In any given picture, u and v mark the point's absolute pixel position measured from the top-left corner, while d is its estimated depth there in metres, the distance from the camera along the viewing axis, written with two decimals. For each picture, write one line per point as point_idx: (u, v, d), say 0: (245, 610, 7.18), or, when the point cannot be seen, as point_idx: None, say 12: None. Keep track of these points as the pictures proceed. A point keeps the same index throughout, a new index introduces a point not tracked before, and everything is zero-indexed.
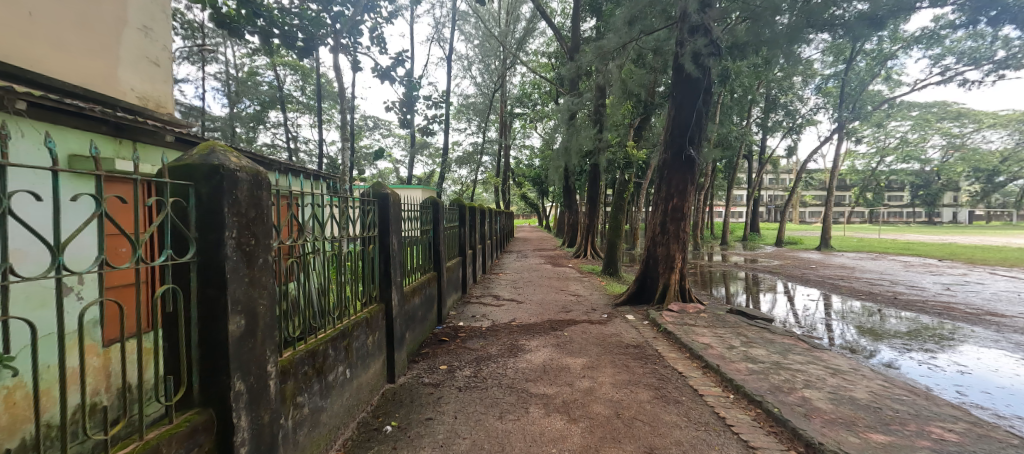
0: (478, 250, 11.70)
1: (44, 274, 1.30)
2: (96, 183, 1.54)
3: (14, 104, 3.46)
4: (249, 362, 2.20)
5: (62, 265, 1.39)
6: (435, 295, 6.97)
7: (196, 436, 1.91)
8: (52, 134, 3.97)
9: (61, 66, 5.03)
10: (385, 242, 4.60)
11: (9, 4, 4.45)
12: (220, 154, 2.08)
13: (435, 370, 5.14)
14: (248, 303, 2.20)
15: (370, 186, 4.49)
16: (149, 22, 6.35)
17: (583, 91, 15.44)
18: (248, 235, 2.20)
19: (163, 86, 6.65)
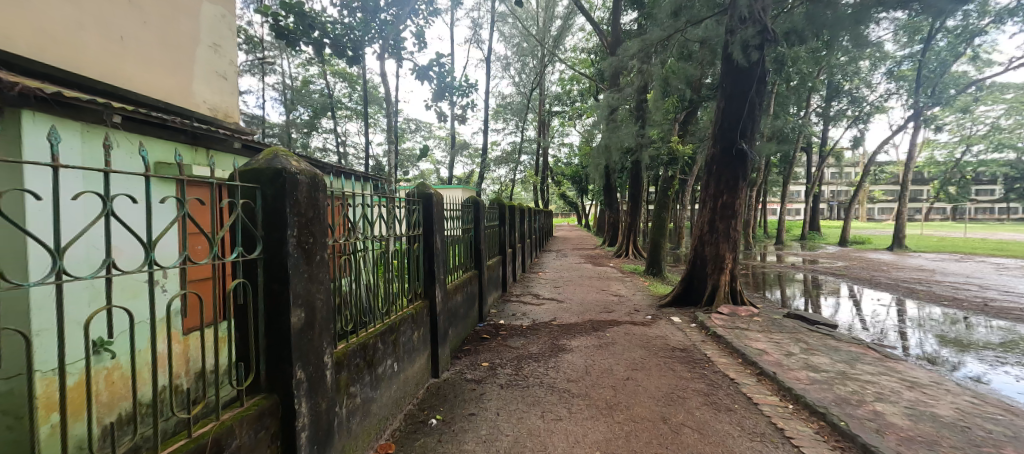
0: (518, 249, 11.76)
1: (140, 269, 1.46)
2: (180, 187, 1.70)
3: (110, 117, 3.87)
4: (309, 352, 2.34)
5: (154, 260, 1.56)
6: (476, 293, 7.08)
7: (262, 420, 2.06)
8: (145, 144, 4.44)
9: (146, 83, 5.61)
10: (429, 241, 4.74)
11: (106, 29, 5.00)
12: (282, 158, 2.24)
13: (477, 366, 5.23)
14: (308, 297, 2.35)
15: (415, 186, 4.64)
16: (218, 39, 6.93)
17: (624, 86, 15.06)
18: (307, 234, 2.35)
19: (230, 98, 7.25)
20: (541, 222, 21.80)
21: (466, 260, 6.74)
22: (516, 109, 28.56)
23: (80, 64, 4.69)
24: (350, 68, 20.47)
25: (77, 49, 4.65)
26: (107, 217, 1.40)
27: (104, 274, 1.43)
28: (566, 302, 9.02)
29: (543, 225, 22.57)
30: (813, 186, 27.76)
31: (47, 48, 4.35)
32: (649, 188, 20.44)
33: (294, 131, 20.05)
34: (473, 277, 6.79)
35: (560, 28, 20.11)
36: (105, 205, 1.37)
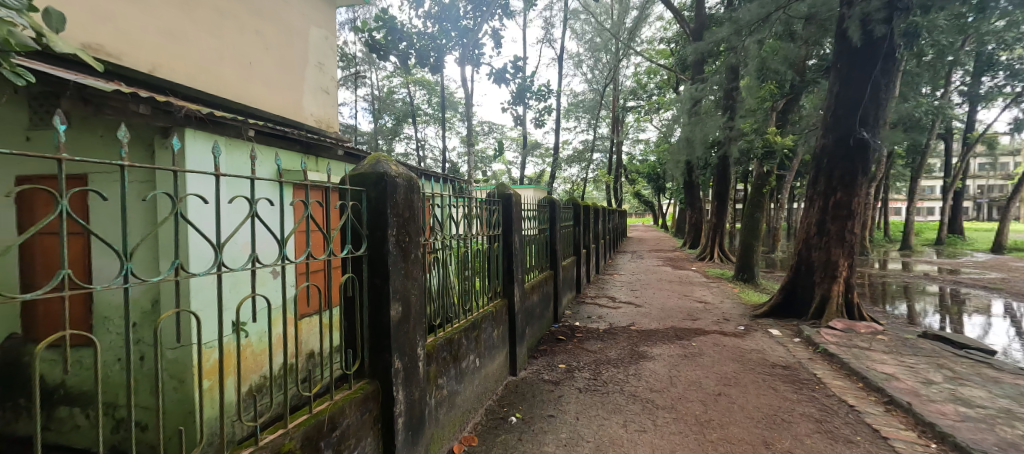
0: (592, 250, 11.48)
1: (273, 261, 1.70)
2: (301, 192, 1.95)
3: (245, 133, 4.41)
4: (405, 343, 2.52)
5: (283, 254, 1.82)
6: (551, 294, 7.04)
7: (367, 403, 2.26)
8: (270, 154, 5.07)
9: (268, 101, 6.48)
10: (508, 241, 4.82)
11: (238, 56, 5.87)
12: (384, 163, 2.44)
13: (554, 368, 5.20)
14: (404, 292, 2.54)
15: (495, 187, 4.74)
16: (322, 58, 7.76)
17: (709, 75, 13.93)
18: (404, 234, 2.53)
19: (332, 110, 8.08)
20: (616, 223, 21.05)
21: (541, 260, 6.73)
22: (589, 106, 27.94)
23: (218, 89, 5.57)
24: (429, 76, 21.66)
25: (216, 76, 5.53)
26: (251, 219, 1.67)
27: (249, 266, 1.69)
28: (645, 306, 8.60)
29: (618, 225, 21.81)
30: (952, 180, 23.18)
31: (194, 78, 5.23)
32: (738, 186, 18.71)
33: (381, 138, 21.74)
34: (548, 277, 6.76)
35: (636, 20, 19.21)
36: (251, 207, 1.62)
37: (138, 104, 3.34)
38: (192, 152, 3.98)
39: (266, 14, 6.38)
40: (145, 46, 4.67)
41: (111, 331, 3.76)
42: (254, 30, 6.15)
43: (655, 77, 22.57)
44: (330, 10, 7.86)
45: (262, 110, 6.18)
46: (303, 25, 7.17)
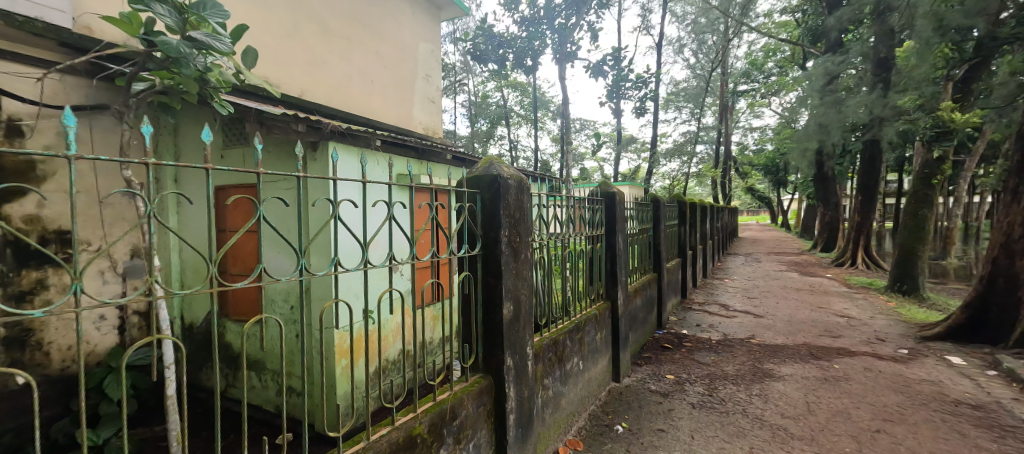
0: (699, 251, 10.49)
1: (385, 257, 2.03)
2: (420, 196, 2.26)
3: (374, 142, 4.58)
4: (516, 342, 2.58)
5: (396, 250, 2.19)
6: (655, 298, 6.57)
7: (481, 397, 2.37)
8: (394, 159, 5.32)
9: (386, 113, 7.16)
10: (612, 241, 4.61)
11: (362, 75, 6.61)
12: (496, 165, 2.54)
13: (662, 378, 4.83)
14: (515, 291, 2.60)
15: (598, 185, 4.58)
16: (429, 70, 8.27)
17: (850, 46, 11.72)
18: (515, 234, 2.60)
19: (438, 117, 8.56)
20: (726, 221, 18.89)
21: (644, 261, 6.29)
22: (694, 94, 25.65)
23: (343, 105, 6.28)
24: (523, 77, 21.92)
25: (341, 95, 6.24)
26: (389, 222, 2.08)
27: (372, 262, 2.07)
28: (767, 317, 7.55)
29: (728, 224, 19.64)
30: None
31: (325, 99, 5.97)
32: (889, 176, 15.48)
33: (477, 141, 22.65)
34: (652, 280, 6.32)
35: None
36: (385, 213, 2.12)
37: (298, 122, 3.85)
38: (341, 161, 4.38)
39: (383, 35, 7.00)
40: (290, 74, 5.46)
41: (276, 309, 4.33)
42: (373, 50, 6.80)
43: (775, 54, 19.79)
44: (436, 24, 8.32)
45: (380, 121, 6.86)
46: (413, 41, 7.71)
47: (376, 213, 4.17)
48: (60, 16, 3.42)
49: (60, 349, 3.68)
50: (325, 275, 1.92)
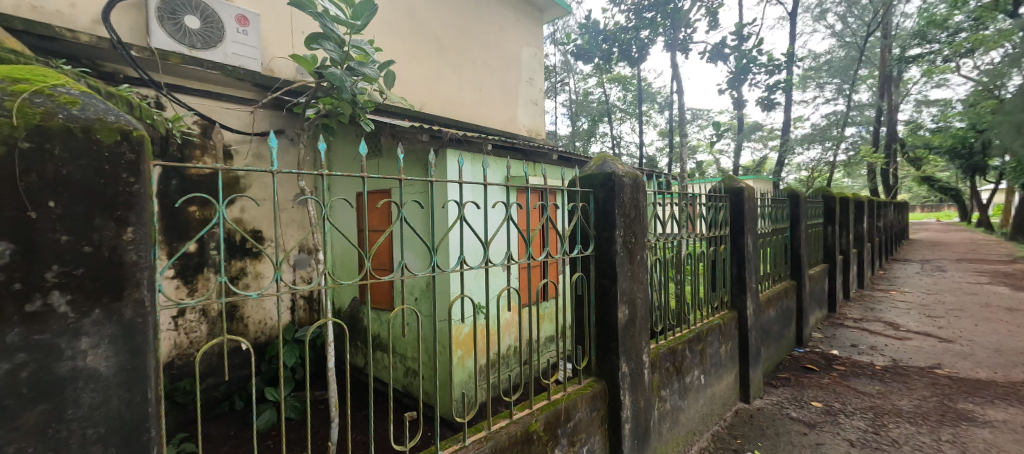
0: (854, 257, 8.73)
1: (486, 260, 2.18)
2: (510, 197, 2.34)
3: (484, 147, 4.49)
4: (631, 348, 2.48)
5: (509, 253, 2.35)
6: (794, 310, 5.66)
7: (595, 401, 2.34)
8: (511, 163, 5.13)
9: (495, 118, 7.45)
10: (738, 242, 4.11)
11: (471, 85, 7.00)
12: (610, 163, 2.48)
13: (805, 404, 4.12)
14: (631, 295, 2.50)
15: (721, 180, 4.12)
16: (532, 74, 8.19)
17: None
18: (631, 234, 2.49)
19: (541, 119, 8.45)
20: (891, 220, 15.41)
21: (778, 267, 5.46)
22: None
23: (452, 114, 6.67)
24: None
25: (450, 104, 6.65)
26: (507, 221, 2.25)
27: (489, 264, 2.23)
28: (957, 341, 5.93)
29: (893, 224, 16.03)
30: None
31: (436, 109, 6.43)
32: None
33: None
34: (789, 289, 5.46)
35: None
36: (506, 213, 2.24)
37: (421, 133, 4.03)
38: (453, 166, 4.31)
39: (489, 44, 7.31)
40: (406, 89, 5.99)
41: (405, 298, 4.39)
42: (481, 60, 7.13)
43: None
44: (539, 27, 8.27)
45: (489, 127, 7.17)
46: (516, 47, 7.79)
47: (495, 213, 4.40)
48: (254, 63, 4.28)
49: (255, 323, 4.49)
50: (453, 271, 2.14)
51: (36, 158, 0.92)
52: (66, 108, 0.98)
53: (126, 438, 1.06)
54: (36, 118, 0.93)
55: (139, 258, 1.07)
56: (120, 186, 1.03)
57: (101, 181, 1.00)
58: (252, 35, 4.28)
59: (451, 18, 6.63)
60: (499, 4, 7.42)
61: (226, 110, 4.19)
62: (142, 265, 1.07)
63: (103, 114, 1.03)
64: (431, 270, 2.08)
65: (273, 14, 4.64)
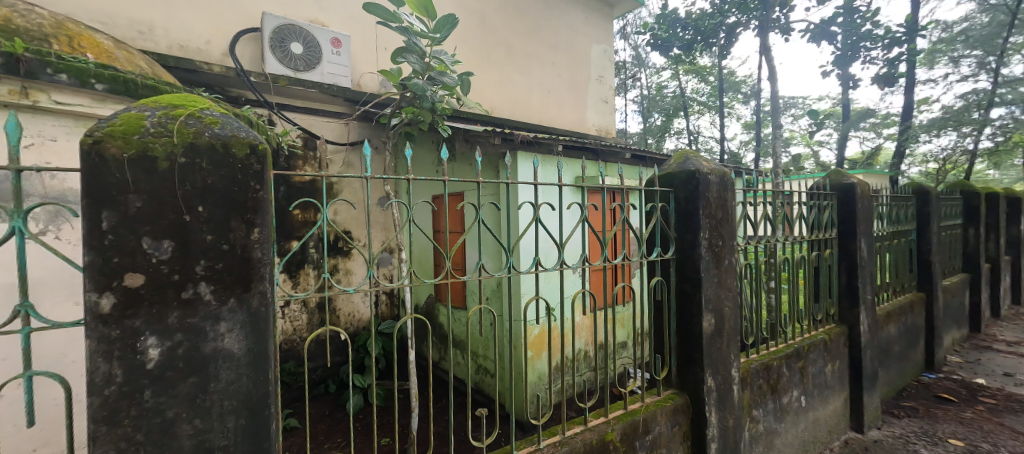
0: (1005, 266, 7.21)
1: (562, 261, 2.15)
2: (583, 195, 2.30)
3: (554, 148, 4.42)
4: (718, 361, 2.30)
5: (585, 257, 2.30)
6: (921, 327, 4.82)
7: (677, 415, 2.21)
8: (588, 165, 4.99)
9: (564, 119, 7.34)
10: (848, 246, 3.61)
11: (539, 86, 6.97)
12: (693, 160, 2.34)
13: (937, 439, 3.47)
14: (718, 303, 2.32)
15: (827, 175, 3.66)
16: (602, 71, 7.87)
17: None
18: (717, 236, 2.32)
19: (612, 118, 8.05)
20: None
21: (900, 276, 4.69)
22: None
23: (519, 116, 6.72)
24: None
25: (518, 107, 6.71)
26: (583, 223, 2.21)
27: (564, 267, 2.20)
28: None
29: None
30: None
31: (504, 112, 6.53)
32: None
33: None
34: (914, 302, 4.66)
35: None
36: (580, 215, 2.20)
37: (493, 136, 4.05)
38: (522, 168, 4.29)
39: (560, 45, 7.25)
40: (477, 96, 6.20)
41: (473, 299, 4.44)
42: (550, 61, 7.08)
43: None
44: (610, 22, 7.92)
45: (559, 128, 7.09)
46: (585, 45, 7.57)
47: (570, 215, 4.36)
48: (345, 80, 4.69)
49: (345, 315, 4.82)
50: (528, 272, 2.15)
51: (191, 171, 1.11)
52: (210, 127, 1.15)
53: (252, 411, 1.21)
54: (190, 137, 1.11)
55: (263, 255, 1.22)
56: (249, 192, 1.19)
57: (236, 189, 1.17)
58: (343, 55, 4.69)
59: (519, 22, 6.70)
60: (567, 3, 7.27)
61: (323, 123, 4.69)
62: (264, 261, 1.23)
63: (236, 130, 1.19)
64: (507, 271, 2.10)
65: (361, 34, 5.06)
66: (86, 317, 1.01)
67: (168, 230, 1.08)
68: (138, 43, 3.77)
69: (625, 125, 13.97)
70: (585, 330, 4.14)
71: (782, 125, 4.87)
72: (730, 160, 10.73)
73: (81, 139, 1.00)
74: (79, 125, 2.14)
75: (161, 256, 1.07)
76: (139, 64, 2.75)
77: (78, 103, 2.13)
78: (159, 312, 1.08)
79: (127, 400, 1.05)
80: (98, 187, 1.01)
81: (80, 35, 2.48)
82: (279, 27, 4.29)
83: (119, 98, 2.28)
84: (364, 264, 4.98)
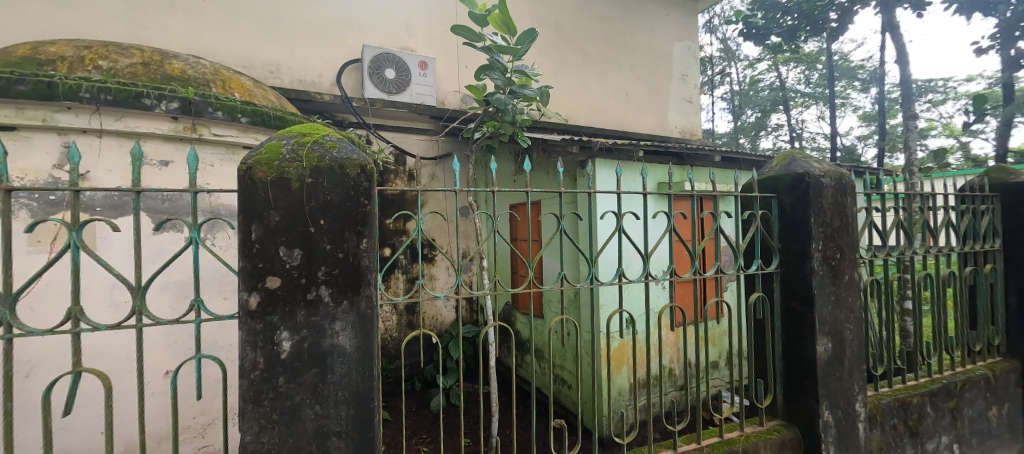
0: None
1: (643, 271, 2.05)
2: (669, 203, 2.18)
3: (635, 154, 4.26)
4: (837, 392, 2.02)
5: (670, 269, 2.17)
6: None
7: (784, 450, 1.99)
8: (675, 172, 4.73)
9: (644, 123, 7.03)
10: (1018, 260, 2.93)
11: (617, 91, 6.80)
12: (801, 161, 2.10)
13: None
14: (836, 326, 2.04)
15: (985, 173, 3.02)
16: (686, 70, 7.43)
17: None
18: (834, 248, 2.05)
19: (698, 118, 7.51)
20: None
21: None
22: None
23: (596, 123, 6.61)
24: None
25: (594, 112, 6.61)
26: (670, 233, 2.10)
27: (647, 279, 2.11)
28: None
29: None
30: None
31: (581, 119, 6.48)
32: None
33: None
34: None
35: None
36: (667, 224, 2.08)
37: (571, 146, 4.02)
38: (599, 177, 4.19)
39: (640, 47, 7.00)
40: (553, 105, 6.24)
41: (551, 310, 4.41)
42: (628, 64, 6.88)
43: None
44: (694, 17, 7.46)
45: (639, 133, 6.82)
46: (666, 44, 7.23)
47: (656, 224, 4.16)
48: (431, 99, 5.03)
49: (429, 317, 5.10)
50: (611, 284, 2.09)
51: (316, 190, 1.29)
52: (330, 151, 1.33)
53: (360, 403, 1.35)
54: (316, 161, 1.30)
55: (370, 262, 1.37)
56: (360, 207, 1.34)
57: (350, 204, 1.33)
58: (430, 76, 5.05)
59: (596, 28, 6.64)
60: (647, 3, 7.02)
61: (412, 140, 5.10)
62: (371, 268, 1.37)
63: (350, 153, 1.35)
64: (589, 282, 2.06)
65: (446, 55, 5.43)
66: (240, 312, 1.22)
67: (298, 240, 1.27)
68: (270, 81, 4.47)
69: (714, 125, 12.91)
70: (672, 347, 3.90)
71: (917, 113, 4.13)
72: (846, 158, 9.32)
73: (239, 166, 1.22)
74: (229, 152, 2.58)
75: (293, 262, 1.26)
76: (271, 99, 3.25)
77: (229, 134, 2.57)
78: (291, 310, 1.27)
79: (267, 384, 1.25)
80: (249, 205, 1.23)
81: (230, 78, 2.99)
82: (376, 56, 4.78)
83: (257, 128, 2.71)
84: (446, 270, 5.24)
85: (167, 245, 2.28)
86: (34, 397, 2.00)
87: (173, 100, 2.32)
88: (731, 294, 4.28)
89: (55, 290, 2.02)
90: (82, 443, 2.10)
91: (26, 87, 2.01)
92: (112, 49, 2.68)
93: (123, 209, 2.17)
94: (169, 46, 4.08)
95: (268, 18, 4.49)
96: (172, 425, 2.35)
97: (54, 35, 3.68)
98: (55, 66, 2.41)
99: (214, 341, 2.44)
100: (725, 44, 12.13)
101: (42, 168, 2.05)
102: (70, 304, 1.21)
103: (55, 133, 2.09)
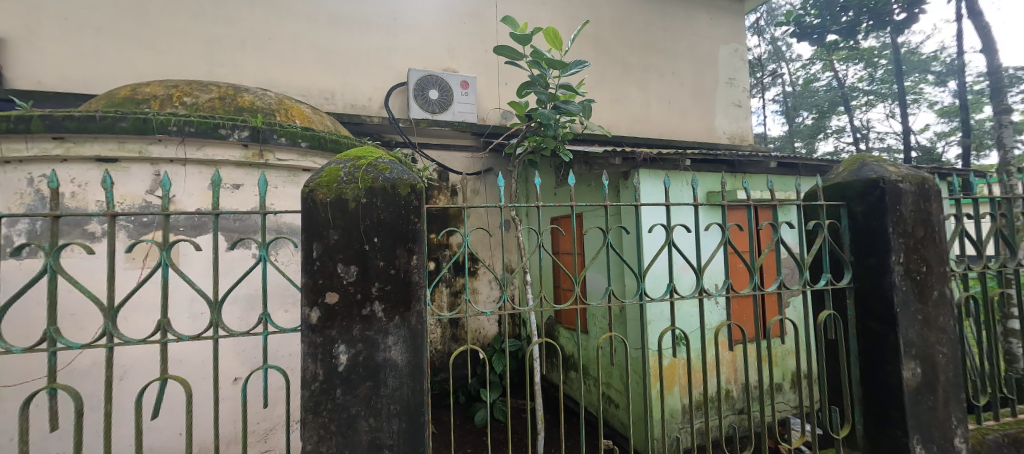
0: None
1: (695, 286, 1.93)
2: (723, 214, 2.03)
3: (682, 163, 4.10)
4: (932, 424, 1.80)
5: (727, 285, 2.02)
6: None
7: None
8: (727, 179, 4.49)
9: (689, 130, 6.78)
10: None
11: (659, 99, 6.63)
12: (873, 165, 1.94)
13: None
14: (925, 348, 1.83)
15: None
16: (733, 73, 7.11)
17: None
18: (919, 261, 1.85)
19: (748, 123, 7.13)
20: None
21: None
22: None
23: (638, 132, 6.47)
24: None
25: (636, 122, 6.48)
26: (725, 245, 1.97)
27: (700, 295, 1.99)
28: None
29: None
30: None
31: (622, 128, 6.37)
32: None
33: None
34: None
35: None
36: (722, 236, 1.94)
37: (614, 158, 3.92)
38: (645, 188, 4.08)
39: (683, 53, 6.80)
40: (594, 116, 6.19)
41: (596, 326, 4.31)
42: (670, 71, 6.71)
43: None
44: (741, 19, 7.18)
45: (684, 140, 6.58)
46: (711, 48, 6.98)
47: (710, 237, 3.98)
48: (473, 117, 5.18)
49: (472, 331, 5.15)
50: (662, 300, 1.98)
51: (371, 209, 1.35)
52: (383, 172, 1.40)
53: (412, 417, 1.38)
54: (372, 182, 1.37)
55: (420, 279, 1.41)
56: (410, 224, 1.40)
57: (401, 222, 1.39)
58: (471, 94, 5.21)
59: (637, 37, 6.55)
60: (689, 8, 6.85)
61: (455, 157, 5.25)
62: (420, 283, 1.41)
63: (401, 174, 1.41)
64: (638, 298, 1.97)
65: (487, 74, 5.57)
66: (303, 326, 1.30)
67: (354, 258, 1.33)
68: (325, 107, 4.80)
69: (765, 129, 12.20)
70: (729, 365, 3.67)
71: (1010, 106, 3.66)
72: (923, 159, 8.44)
73: (302, 189, 1.31)
74: (290, 175, 2.79)
75: (350, 278, 1.33)
76: (326, 123, 3.49)
77: (291, 158, 2.78)
78: (347, 325, 1.33)
79: (326, 395, 1.31)
80: (311, 225, 1.31)
81: (292, 106, 3.24)
82: (421, 78, 5.00)
83: (315, 152, 2.90)
84: (488, 283, 5.29)
85: (237, 261, 2.48)
86: (126, 399, 2.21)
87: (244, 129, 2.55)
88: (794, 311, 3.97)
89: (146, 302, 2.26)
90: (165, 443, 2.30)
91: (126, 123, 2.27)
92: (195, 87, 2.99)
93: (202, 229, 2.40)
94: (240, 80, 4.50)
95: (324, 49, 4.85)
96: (241, 429, 2.52)
97: (148, 76, 4.19)
98: (149, 104, 2.74)
99: (277, 351, 2.60)
100: (774, 45, 11.55)
101: (137, 194, 2.32)
102: (160, 317, 1.35)
103: (148, 163, 2.36)
